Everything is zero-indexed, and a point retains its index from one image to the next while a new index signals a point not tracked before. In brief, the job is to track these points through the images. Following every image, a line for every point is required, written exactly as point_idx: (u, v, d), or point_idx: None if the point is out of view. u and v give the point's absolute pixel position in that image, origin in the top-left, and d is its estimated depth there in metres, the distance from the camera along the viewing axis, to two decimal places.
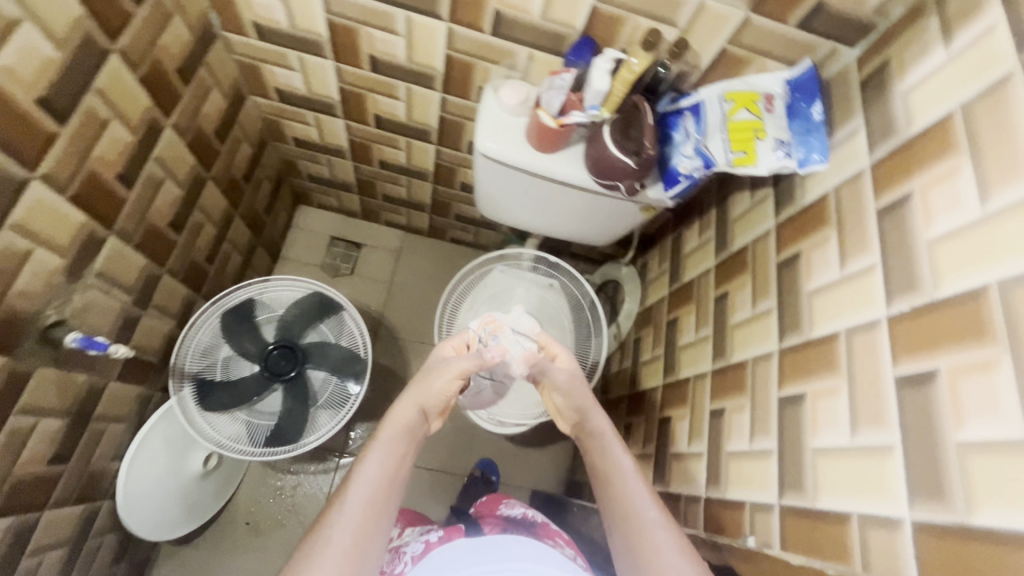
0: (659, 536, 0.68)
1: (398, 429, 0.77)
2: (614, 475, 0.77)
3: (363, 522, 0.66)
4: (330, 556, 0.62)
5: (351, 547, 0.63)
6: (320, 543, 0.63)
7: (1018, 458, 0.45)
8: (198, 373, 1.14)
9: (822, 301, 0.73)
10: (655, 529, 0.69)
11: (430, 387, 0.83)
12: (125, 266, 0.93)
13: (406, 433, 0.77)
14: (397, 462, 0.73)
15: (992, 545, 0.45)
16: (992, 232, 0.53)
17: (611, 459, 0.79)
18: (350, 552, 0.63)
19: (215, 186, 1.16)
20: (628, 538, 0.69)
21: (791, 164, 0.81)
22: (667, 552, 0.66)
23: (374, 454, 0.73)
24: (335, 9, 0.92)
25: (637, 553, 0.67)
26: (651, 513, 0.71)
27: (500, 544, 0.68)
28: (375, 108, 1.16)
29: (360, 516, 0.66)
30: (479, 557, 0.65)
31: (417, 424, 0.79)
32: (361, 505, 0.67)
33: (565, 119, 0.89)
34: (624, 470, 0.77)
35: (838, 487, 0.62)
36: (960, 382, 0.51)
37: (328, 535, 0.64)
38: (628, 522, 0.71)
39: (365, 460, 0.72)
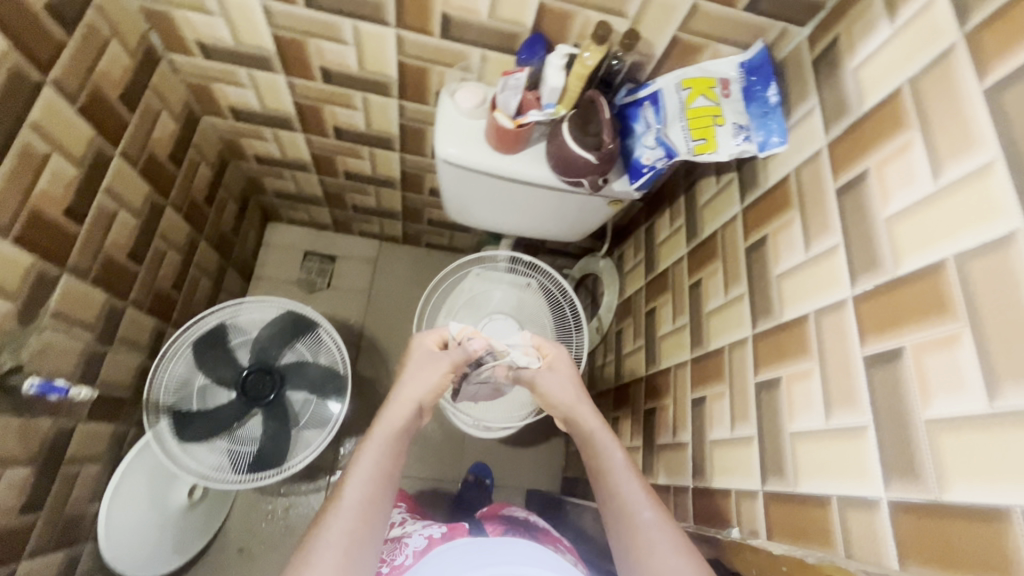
0: (652, 535, 0.64)
1: (393, 426, 0.73)
2: (608, 469, 0.72)
3: (360, 525, 0.62)
4: (326, 562, 0.58)
5: (347, 553, 0.60)
6: (315, 547, 0.60)
7: (984, 433, 0.45)
8: (172, 406, 1.10)
9: (790, 284, 0.73)
10: (650, 529, 0.65)
11: (425, 382, 0.79)
12: (83, 303, 0.90)
13: (402, 431, 0.73)
14: (394, 461, 0.70)
15: (964, 521, 0.45)
16: (946, 206, 0.52)
17: (603, 453, 0.74)
18: (347, 557, 0.60)
19: (175, 211, 1.13)
20: (624, 537, 0.66)
21: (751, 148, 0.81)
22: (661, 552, 0.63)
23: (370, 452, 0.69)
24: (279, 23, 0.90)
25: (630, 552, 0.64)
26: (647, 513, 0.67)
27: (502, 547, 0.65)
28: (333, 120, 1.14)
29: (357, 519, 0.63)
30: (479, 560, 0.62)
31: (411, 421, 0.75)
32: (358, 507, 0.64)
33: (523, 119, 0.88)
34: (618, 466, 0.72)
35: (817, 471, 0.62)
36: (925, 359, 0.51)
37: (323, 539, 0.60)
38: (622, 521, 0.67)
39: (362, 458, 0.68)
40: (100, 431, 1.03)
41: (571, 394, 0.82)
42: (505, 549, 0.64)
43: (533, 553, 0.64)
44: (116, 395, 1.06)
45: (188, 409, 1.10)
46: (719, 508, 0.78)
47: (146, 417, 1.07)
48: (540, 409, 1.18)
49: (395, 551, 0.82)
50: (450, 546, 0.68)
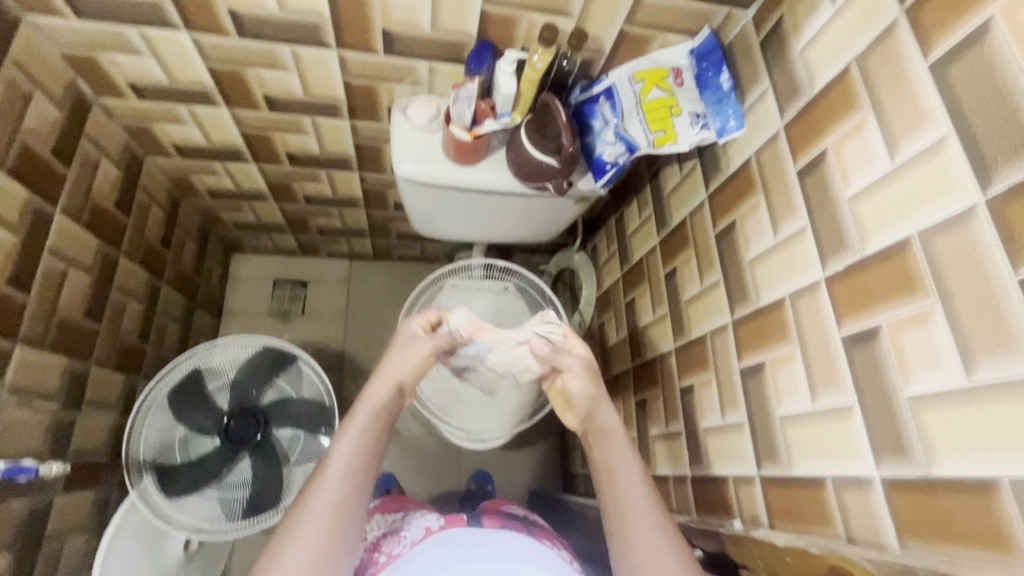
0: (653, 540, 0.65)
1: (375, 404, 0.74)
2: (614, 468, 0.73)
3: (343, 499, 0.64)
4: (311, 534, 0.61)
5: (332, 526, 0.62)
6: (300, 517, 0.62)
7: (967, 408, 0.46)
8: (154, 461, 1.06)
9: (763, 269, 0.73)
10: (652, 533, 0.66)
11: (405, 360, 0.79)
12: (42, 371, 0.86)
13: (382, 409, 0.74)
14: (375, 439, 0.71)
15: (957, 494, 0.46)
16: (904, 183, 0.53)
17: (613, 457, 0.74)
18: (332, 528, 0.62)
19: (130, 260, 1.08)
20: (623, 540, 0.67)
21: (710, 135, 0.82)
22: (657, 559, 0.64)
23: (352, 428, 0.71)
24: (213, 56, 0.85)
25: (625, 554, 0.65)
26: (652, 517, 0.68)
27: (497, 544, 0.66)
28: (285, 147, 1.10)
29: (340, 492, 0.65)
30: (471, 554, 0.63)
31: (391, 400, 0.76)
32: (340, 482, 0.65)
33: (479, 129, 0.85)
34: (625, 466, 0.73)
35: (809, 453, 0.63)
36: (901, 337, 0.52)
37: (307, 510, 0.63)
38: (625, 524, 0.67)
39: (345, 435, 0.70)
40: (80, 499, 0.99)
41: (591, 392, 0.79)
42: (500, 547, 0.65)
43: (528, 551, 0.64)
44: (92, 460, 1.02)
45: (171, 464, 1.06)
46: (719, 496, 0.79)
47: (127, 476, 1.03)
48: (532, 414, 1.17)
49: (393, 543, 0.78)
50: (449, 535, 0.70)
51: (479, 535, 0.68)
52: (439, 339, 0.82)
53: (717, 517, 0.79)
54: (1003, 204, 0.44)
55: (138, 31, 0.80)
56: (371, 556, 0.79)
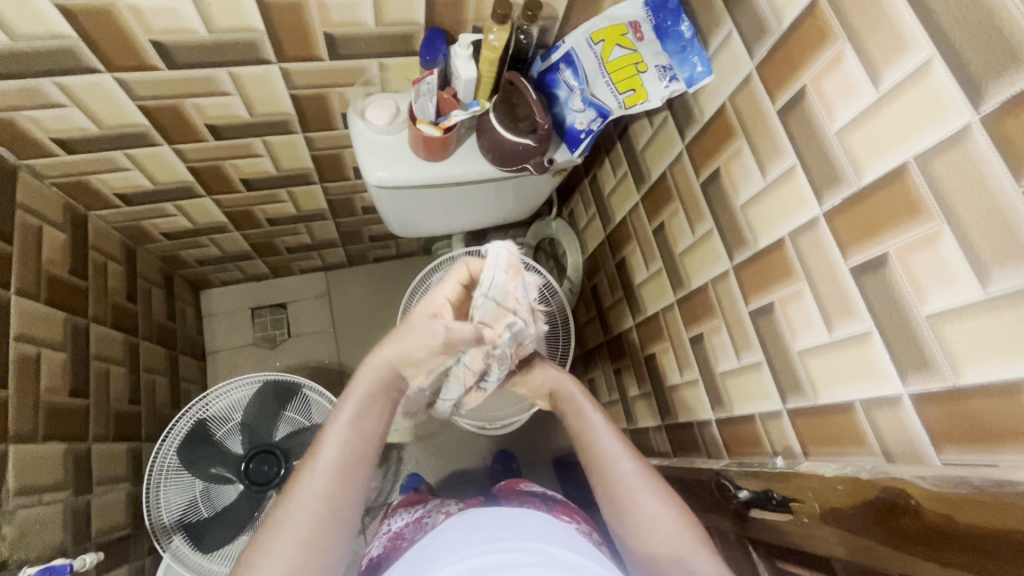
0: (632, 485, 0.67)
1: (373, 386, 0.65)
2: (587, 429, 0.75)
3: (332, 491, 0.60)
4: (301, 525, 0.57)
5: (322, 517, 0.58)
6: (291, 509, 0.58)
7: (988, 316, 0.48)
8: (181, 520, 1.03)
9: (757, 211, 0.74)
10: (630, 478, 0.67)
11: (411, 345, 0.63)
12: (43, 464, 0.82)
13: (378, 401, 0.65)
14: (374, 424, 0.65)
15: (989, 397, 0.49)
16: (892, 111, 0.54)
17: (582, 415, 0.77)
18: (323, 520, 0.58)
19: (102, 325, 1.02)
20: (605, 490, 0.68)
21: (680, 86, 0.81)
22: (642, 498, 0.65)
23: (347, 413, 0.64)
24: (142, 93, 0.78)
25: (614, 505, 0.67)
26: (627, 464, 0.69)
27: (514, 522, 0.62)
28: (238, 173, 1.03)
29: (332, 483, 0.60)
30: (485, 535, 0.58)
31: (392, 384, 0.66)
32: (331, 472, 0.60)
33: (447, 122, 0.81)
34: (595, 426, 0.75)
35: (833, 380, 0.65)
36: (910, 259, 0.54)
37: (298, 500, 0.59)
38: (603, 475, 0.70)
39: (339, 417, 0.64)
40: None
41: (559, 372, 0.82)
42: (518, 527, 0.60)
43: (548, 532, 0.61)
44: (118, 535, 0.99)
45: (198, 520, 1.03)
46: (748, 434, 0.82)
47: (156, 541, 1.01)
48: None
49: (416, 528, 0.79)
50: (456, 524, 0.65)
51: (496, 514, 0.64)
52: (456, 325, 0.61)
53: (750, 454, 0.82)
54: (997, 119, 0.45)
55: (53, 82, 0.72)
56: (393, 543, 0.79)
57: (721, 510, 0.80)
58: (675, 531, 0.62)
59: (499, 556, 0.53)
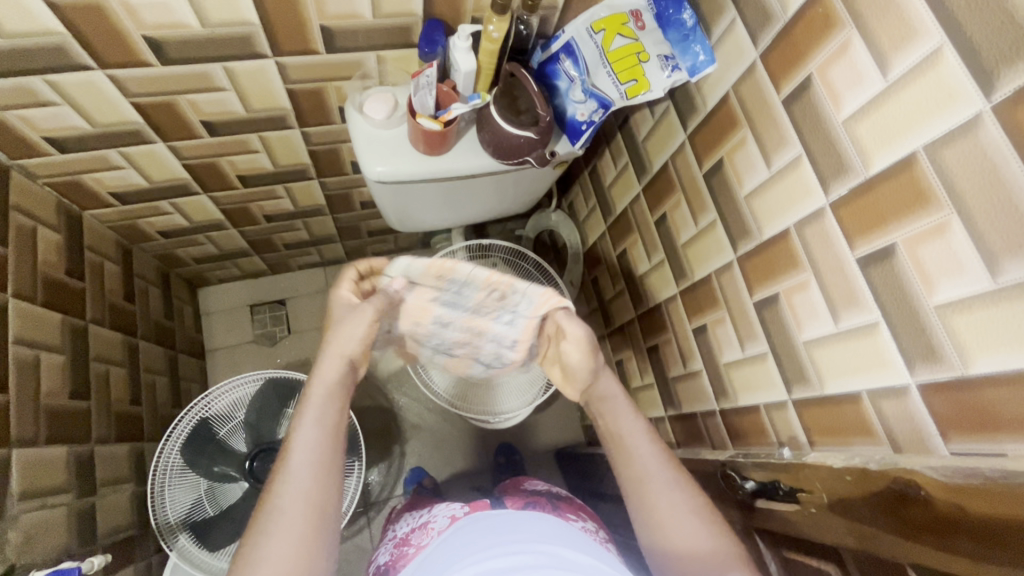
0: (668, 497, 0.66)
1: (328, 384, 0.67)
2: (623, 433, 0.72)
3: (314, 493, 0.59)
4: (289, 529, 0.57)
5: (308, 520, 0.58)
6: (272, 518, 0.57)
7: (999, 308, 0.48)
8: (185, 519, 1.03)
9: (762, 202, 0.73)
10: (668, 491, 0.66)
11: (349, 335, 0.70)
12: (46, 467, 0.81)
13: (332, 400, 0.66)
14: (339, 420, 0.66)
15: (997, 387, 0.49)
16: (900, 100, 0.53)
17: (619, 419, 0.73)
18: (309, 521, 0.58)
19: (100, 326, 1.01)
20: (639, 500, 0.67)
21: (682, 76, 0.80)
22: (678, 513, 0.65)
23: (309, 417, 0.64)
24: (135, 90, 0.77)
25: (645, 518, 0.66)
26: (666, 475, 0.68)
27: (520, 524, 0.62)
28: (234, 170, 1.01)
29: (310, 481, 0.60)
30: (494, 539, 0.59)
31: (342, 379, 0.68)
32: (306, 475, 0.60)
33: (447, 115, 0.80)
34: (630, 433, 0.71)
35: (840, 371, 0.65)
36: (920, 250, 0.54)
37: (279, 506, 0.58)
38: (638, 484, 0.68)
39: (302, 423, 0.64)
40: None
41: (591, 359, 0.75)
42: (526, 528, 0.61)
43: (556, 532, 0.61)
44: (123, 535, 0.99)
45: (204, 519, 1.03)
46: (753, 425, 0.82)
47: (163, 540, 1.01)
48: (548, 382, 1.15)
49: (421, 535, 0.74)
50: (466, 531, 0.64)
51: (503, 517, 0.65)
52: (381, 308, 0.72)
53: (756, 444, 0.82)
54: (1009, 109, 0.45)
55: (44, 80, 0.71)
56: (400, 551, 0.75)
57: (727, 501, 0.80)
58: (712, 550, 0.62)
59: (509, 559, 0.54)
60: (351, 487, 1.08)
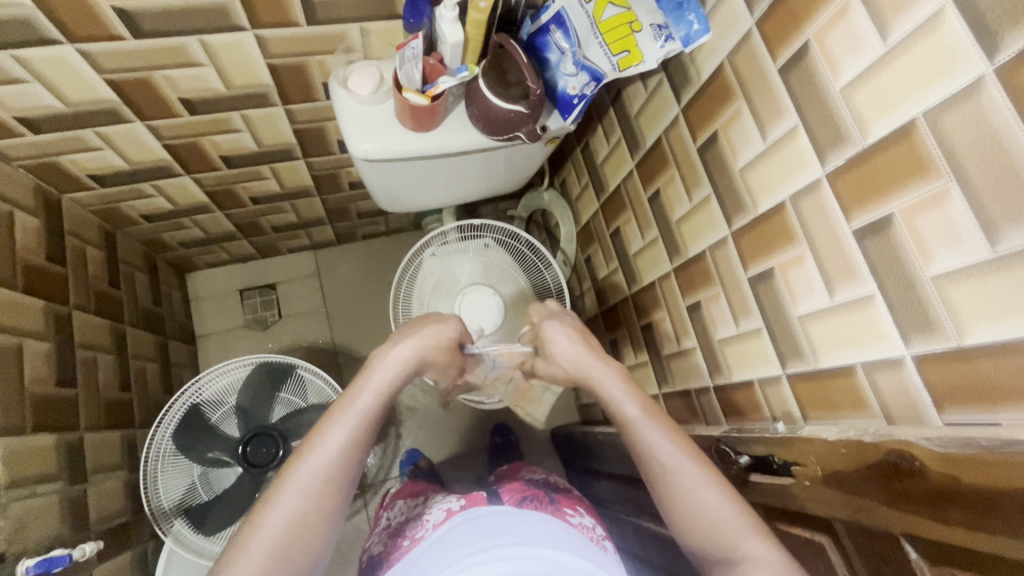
0: (684, 476, 0.64)
1: (390, 373, 0.67)
2: (628, 414, 0.71)
3: (343, 465, 0.60)
4: (310, 490, 0.57)
5: (331, 484, 0.59)
6: (303, 470, 0.58)
7: (995, 277, 0.47)
8: (181, 504, 1.03)
9: (757, 175, 0.72)
10: (676, 468, 0.65)
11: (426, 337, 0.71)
12: (34, 455, 0.80)
13: (394, 388, 0.66)
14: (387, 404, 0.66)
15: (993, 356, 0.49)
16: (900, 65, 0.52)
17: (623, 403, 0.71)
18: (331, 488, 0.58)
19: (85, 312, 0.99)
20: (657, 483, 0.66)
21: (676, 46, 0.78)
22: (692, 487, 0.63)
23: (368, 393, 0.64)
24: (108, 66, 0.74)
25: (667, 499, 0.65)
26: (670, 450, 0.66)
27: (515, 524, 0.61)
28: (217, 150, 0.99)
29: (343, 451, 0.60)
30: (490, 540, 0.58)
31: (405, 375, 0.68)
32: (345, 444, 0.61)
33: (434, 89, 0.78)
34: (634, 414, 0.70)
35: (834, 345, 0.65)
36: (917, 220, 0.53)
37: (309, 465, 0.59)
38: (649, 468, 0.67)
39: (362, 396, 0.64)
40: (115, 566, 0.96)
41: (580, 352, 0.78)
42: (519, 528, 0.60)
43: (550, 535, 0.60)
44: (118, 521, 0.99)
45: (199, 503, 1.03)
46: (747, 400, 0.82)
47: (157, 526, 1.01)
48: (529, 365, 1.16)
49: (416, 527, 0.73)
50: (467, 524, 0.64)
51: (500, 516, 0.64)
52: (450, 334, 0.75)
53: (749, 420, 0.82)
54: (1012, 71, 0.43)
55: (10, 55, 0.68)
56: (394, 543, 0.74)
57: None
58: (726, 517, 0.61)
59: (508, 566, 0.53)
60: None
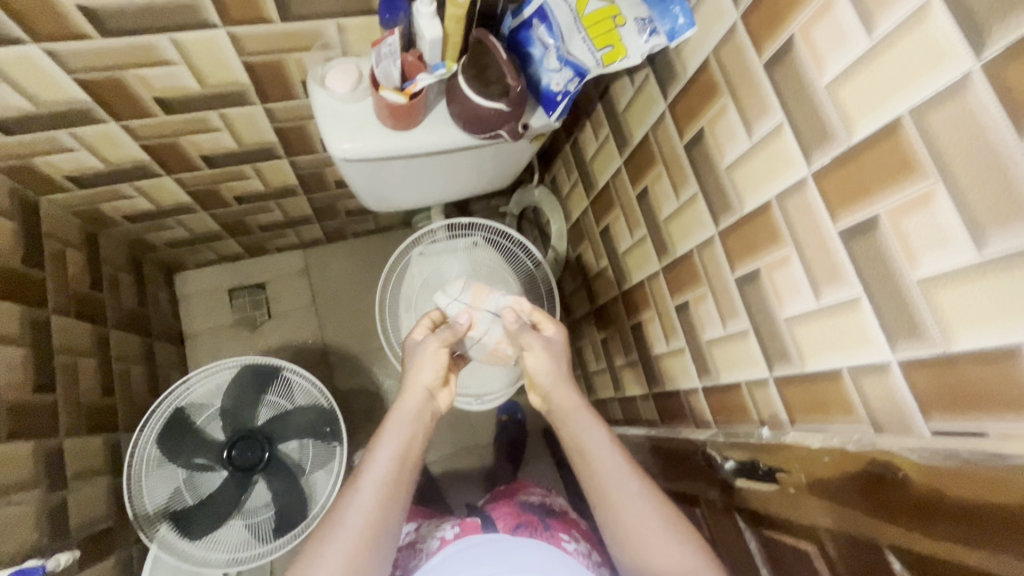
0: (636, 506, 0.66)
1: (410, 415, 0.72)
2: (584, 446, 0.73)
3: (382, 500, 0.64)
4: (345, 544, 0.60)
5: (374, 521, 0.62)
6: (335, 527, 0.61)
7: (983, 281, 0.46)
8: (166, 509, 1.02)
9: (742, 174, 0.70)
10: (634, 501, 0.67)
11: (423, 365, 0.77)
12: (9, 463, 0.79)
13: (417, 419, 0.72)
14: (412, 451, 0.69)
15: (979, 363, 0.47)
16: (886, 62, 0.50)
17: (580, 433, 0.74)
18: (374, 526, 0.62)
19: (66, 316, 0.97)
20: (604, 508, 0.68)
21: (661, 41, 0.75)
22: (645, 526, 0.65)
23: (393, 429, 0.70)
24: (76, 65, 0.72)
25: (618, 532, 0.66)
26: (632, 485, 0.68)
27: (511, 553, 0.60)
28: (196, 149, 0.97)
29: (373, 502, 0.63)
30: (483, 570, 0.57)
31: (425, 406, 0.75)
32: (376, 496, 0.64)
33: (413, 87, 0.76)
34: (594, 445, 0.72)
35: (821, 348, 0.64)
36: (902, 222, 0.51)
37: (342, 521, 0.62)
38: (604, 497, 0.68)
39: (378, 449, 0.68)
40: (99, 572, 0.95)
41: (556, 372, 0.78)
42: (516, 556, 0.59)
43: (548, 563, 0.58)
44: (102, 527, 0.98)
45: (185, 507, 1.02)
46: (734, 402, 0.81)
47: (142, 531, 0.99)
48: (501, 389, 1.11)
49: (412, 556, 0.78)
50: (460, 552, 0.63)
51: (499, 544, 0.62)
52: (445, 336, 0.80)
53: (736, 421, 0.81)
54: (1001, 67, 0.41)
55: None
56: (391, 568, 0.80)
57: (707, 478, 0.80)
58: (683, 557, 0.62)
59: None
60: (342, 455, 1.08)
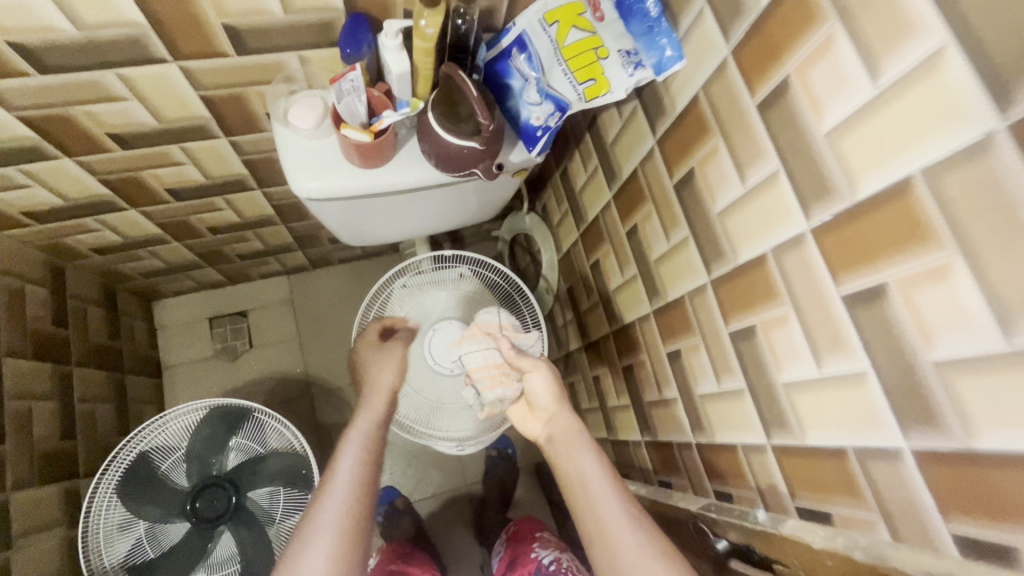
0: (633, 542, 0.60)
1: (376, 414, 0.76)
2: (585, 476, 0.69)
3: (359, 492, 0.64)
4: (325, 542, 0.59)
5: (353, 512, 0.62)
6: (313, 529, 0.60)
7: (1014, 375, 0.39)
8: (127, 562, 0.96)
9: (736, 222, 0.64)
10: (626, 536, 0.61)
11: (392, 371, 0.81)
12: None
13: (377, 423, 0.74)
14: (379, 449, 0.71)
15: (1007, 468, 0.40)
16: (893, 113, 0.44)
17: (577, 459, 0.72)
18: (354, 518, 0.62)
19: (21, 358, 0.92)
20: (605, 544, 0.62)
21: (647, 74, 0.70)
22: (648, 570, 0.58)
23: (360, 425, 0.73)
24: (16, 103, 0.67)
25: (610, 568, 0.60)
26: (627, 524, 0.62)
27: None
28: (161, 183, 0.92)
29: (350, 497, 0.63)
30: None
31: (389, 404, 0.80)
32: (352, 486, 0.64)
33: (379, 124, 0.71)
34: (590, 475, 0.69)
35: (824, 422, 0.56)
36: (915, 295, 0.44)
37: (322, 520, 0.61)
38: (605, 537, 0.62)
39: (346, 448, 0.69)
40: None
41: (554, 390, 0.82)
42: None
43: None
44: None
45: (146, 561, 0.96)
46: (730, 466, 0.73)
47: None
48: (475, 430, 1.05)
49: None
50: None
51: None
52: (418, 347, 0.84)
53: (732, 486, 0.74)
54: None
55: None
56: None
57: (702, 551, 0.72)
58: None
59: None
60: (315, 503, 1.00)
